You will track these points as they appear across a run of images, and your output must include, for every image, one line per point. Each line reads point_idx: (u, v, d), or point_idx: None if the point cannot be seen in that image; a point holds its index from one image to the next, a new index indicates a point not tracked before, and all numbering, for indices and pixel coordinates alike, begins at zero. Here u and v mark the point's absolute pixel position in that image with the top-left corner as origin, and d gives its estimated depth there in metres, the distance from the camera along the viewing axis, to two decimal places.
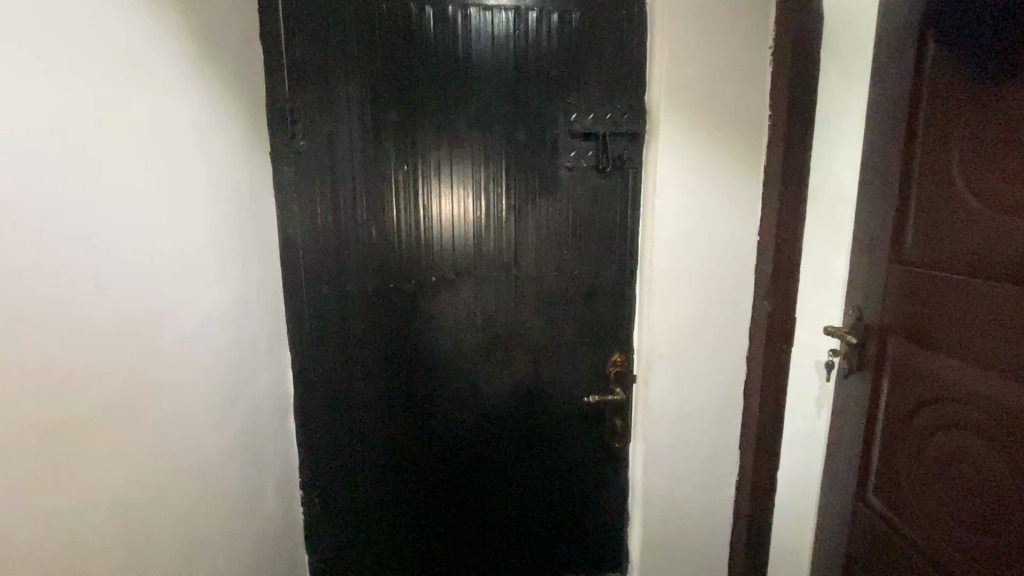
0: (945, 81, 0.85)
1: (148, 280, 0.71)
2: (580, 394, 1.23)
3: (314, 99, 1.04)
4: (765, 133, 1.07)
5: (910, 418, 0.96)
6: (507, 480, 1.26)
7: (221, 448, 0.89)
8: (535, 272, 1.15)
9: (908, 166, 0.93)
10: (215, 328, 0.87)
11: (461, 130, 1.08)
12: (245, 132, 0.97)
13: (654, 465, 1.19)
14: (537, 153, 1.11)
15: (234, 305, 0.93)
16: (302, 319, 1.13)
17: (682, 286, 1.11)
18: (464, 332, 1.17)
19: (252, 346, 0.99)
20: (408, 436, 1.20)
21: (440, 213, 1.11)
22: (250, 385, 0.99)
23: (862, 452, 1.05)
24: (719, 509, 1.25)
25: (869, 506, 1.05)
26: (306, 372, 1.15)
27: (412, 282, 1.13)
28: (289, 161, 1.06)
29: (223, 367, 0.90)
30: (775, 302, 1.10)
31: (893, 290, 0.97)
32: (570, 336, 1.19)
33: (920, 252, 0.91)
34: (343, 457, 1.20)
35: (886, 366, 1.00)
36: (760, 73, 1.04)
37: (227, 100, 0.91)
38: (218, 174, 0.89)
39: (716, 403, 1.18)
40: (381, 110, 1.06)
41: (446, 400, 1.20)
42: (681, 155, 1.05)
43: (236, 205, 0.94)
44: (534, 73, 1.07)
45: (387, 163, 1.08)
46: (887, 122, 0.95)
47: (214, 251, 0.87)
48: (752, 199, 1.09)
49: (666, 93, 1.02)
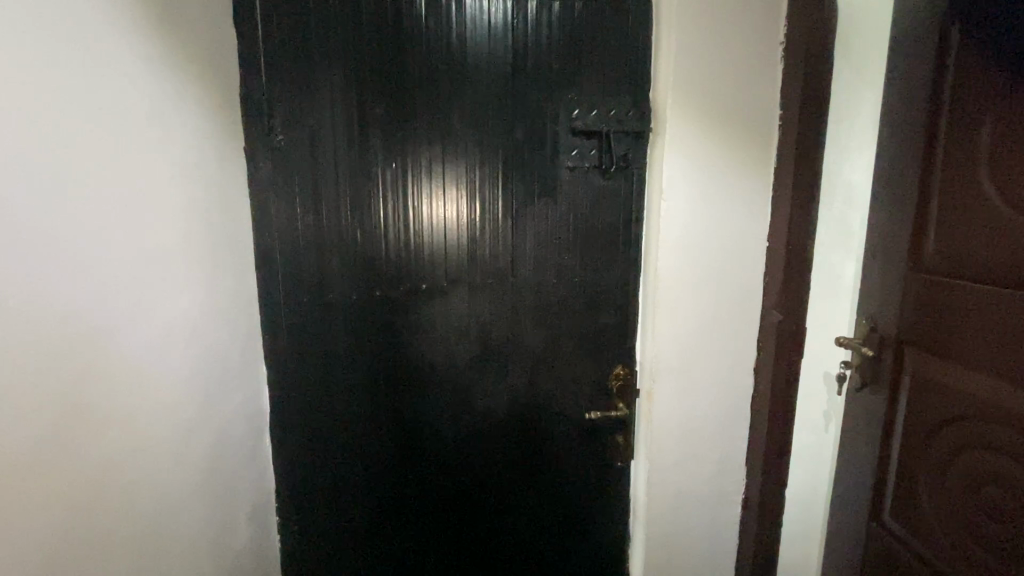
0: (969, 78, 0.81)
1: (98, 288, 0.62)
2: (581, 408, 1.16)
3: (295, 90, 0.96)
4: (777, 133, 1.00)
5: (932, 436, 0.90)
6: (501, 502, 1.18)
7: (185, 475, 0.80)
8: (534, 280, 1.08)
9: (927, 169, 0.88)
10: (179, 341, 0.78)
11: (455, 125, 1.01)
12: (215, 123, 0.88)
13: (658, 485, 1.11)
14: (537, 152, 1.04)
15: (201, 315, 0.84)
16: (280, 329, 1.04)
17: (690, 294, 1.04)
18: (455, 342, 1.09)
19: (222, 360, 0.91)
20: (396, 455, 1.12)
21: (431, 215, 1.04)
22: (220, 402, 0.90)
23: (877, 470, 1.00)
24: (725, 529, 1.18)
25: (885, 527, 1.00)
26: (283, 388, 1.07)
27: (401, 291, 1.05)
28: (266, 157, 0.98)
29: (187, 386, 0.81)
30: (786, 311, 1.04)
31: (911, 299, 0.92)
32: (571, 345, 1.12)
33: (941, 259, 0.86)
34: (326, 479, 1.11)
35: (904, 380, 0.95)
36: (773, 68, 0.98)
37: (193, 88, 0.82)
38: (184, 169, 0.80)
39: (724, 419, 1.11)
40: (369, 103, 0.98)
41: (436, 415, 1.12)
42: (691, 153, 0.98)
43: (205, 205, 0.85)
44: (533, 66, 1.00)
45: (375, 161, 1.00)
46: (907, 123, 0.91)
47: (181, 257, 0.79)
48: (763, 203, 1.03)
49: (673, 88, 0.95)
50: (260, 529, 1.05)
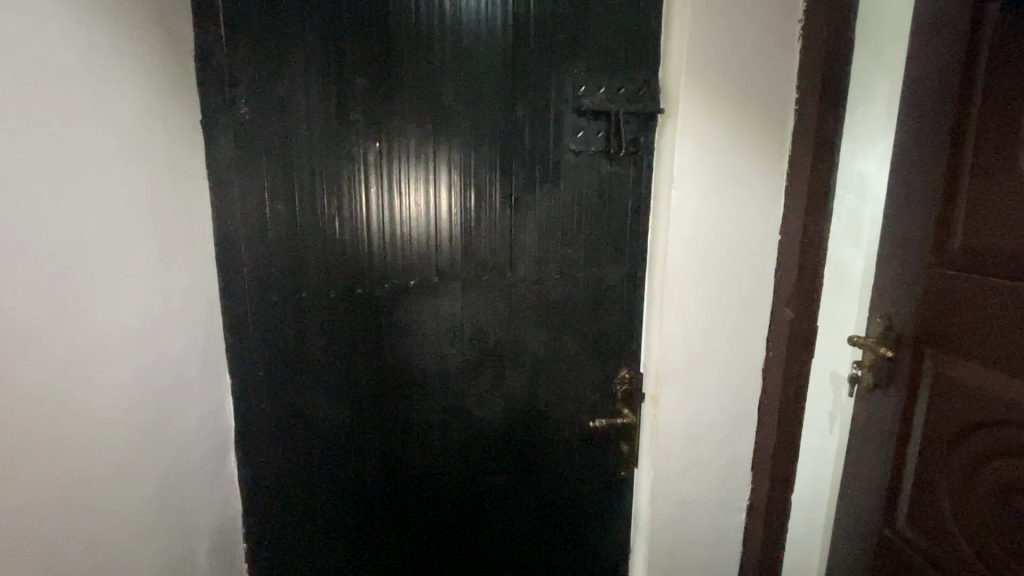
0: (1005, 57, 0.74)
1: (9, 293, 0.49)
2: (584, 415, 1.08)
3: (262, 58, 0.84)
4: (791, 117, 0.93)
5: (953, 442, 0.86)
6: (497, 516, 1.10)
7: (130, 510, 0.67)
8: (534, 277, 0.99)
9: (956, 158, 0.83)
10: (121, 356, 0.66)
11: (448, 103, 0.90)
12: (163, 89, 0.75)
13: (662, 495, 1.05)
14: (538, 135, 0.94)
15: (150, 321, 0.72)
16: (245, 332, 0.92)
17: (700, 292, 0.97)
18: (446, 345, 0.99)
19: (174, 372, 0.78)
20: (379, 470, 1.02)
21: (419, 204, 0.93)
22: (173, 424, 0.78)
23: (891, 475, 0.96)
24: (731, 539, 1.12)
25: (898, 533, 0.96)
26: (249, 398, 0.95)
27: (385, 289, 0.95)
28: (226, 133, 0.85)
29: (135, 403, 0.69)
30: (800, 309, 0.98)
31: (930, 298, 0.88)
32: (573, 347, 1.04)
33: (967, 254, 0.81)
34: (303, 497, 1.00)
35: (923, 382, 0.90)
36: (791, 46, 0.90)
37: (135, 47, 0.69)
38: (124, 146, 0.67)
39: (731, 423, 1.05)
40: (349, 74, 0.86)
41: (425, 425, 1.02)
42: (704, 137, 0.90)
43: (151, 192, 0.72)
44: (534, 39, 0.90)
45: (356, 142, 0.89)
46: (935, 109, 0.86)
47: (122, 254, 0.66)
48: (777, 192, 0.96)
49: (687, 66, 0.87)
50: (223, 560, 0.93)
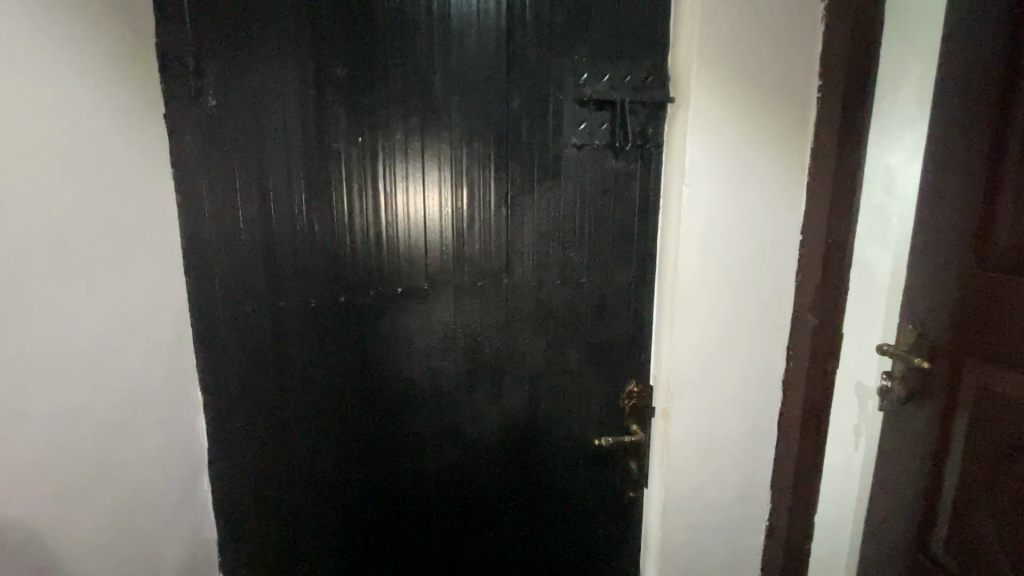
0: None
1: None
2: (589, 430, 1.00)
3: (232, 47, 0.77)
4: (814, 105, 0.85)
5: (998, 463, 0.77)
6: (493, 538, 1.02)
7: (79, 546, 0.61)
8: (533, 282, 0.92)
9: (999, 148, 0.74)
10: (69, 375, 0.60)
11: (438, 95, 0.83)
12: (119, 82, 0.69)
13: (673, 517, 0.97)
14: (536, 129, 0.87)
15: (106, 336, 0.66)
16: (221, 344, 0.86)
17: (713, 298, 0.89)
18: (438, 357, 0.92)
19: (137, 390, 0.72)
20: (366, 490, 0.95)
21: (408, 205, 0.86)
22: (135, 448, 0.71)
23: (926, 496, 0.88)
24: (747, 562, 1.05)
25: (935, 562, 0.87)
26: (226, 414, 0.88)
27: (372, 297, 0.88)
28: (194, 127, 0.78)
29: (86, 426, 0.62)
30: (824, 316, 0.90)
31: (970, 304, 0.79)
32: (576, 357, 0.96)
33: (1013, 255, 0.73)
34: (285, 520, 0.93)
35: (963, 396, 0.82)
36: (813, 28, 0.82)
37: (87, 35, 0.63)
38: (74, 143, 0.61)
39: (748, 438, 0.97)
40: (328, 64, 0.80)
41: (415, 442, 0.95)
42: (718, 129, 0.83)
43: (105, 194, 0.66)
44: (531, 24, 0.83)
45: (337, 138, 0.82)
46: (974, 95, 0.77)
47: (71, 261, 0.60)
48: (798, 189, 0.88)
49: (699, 51, 0.80)
50: None
